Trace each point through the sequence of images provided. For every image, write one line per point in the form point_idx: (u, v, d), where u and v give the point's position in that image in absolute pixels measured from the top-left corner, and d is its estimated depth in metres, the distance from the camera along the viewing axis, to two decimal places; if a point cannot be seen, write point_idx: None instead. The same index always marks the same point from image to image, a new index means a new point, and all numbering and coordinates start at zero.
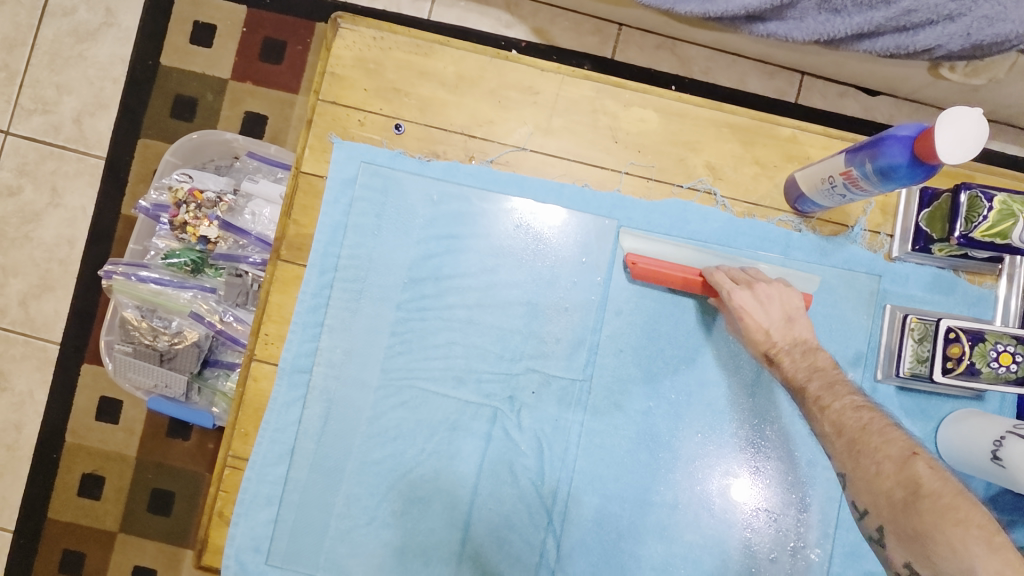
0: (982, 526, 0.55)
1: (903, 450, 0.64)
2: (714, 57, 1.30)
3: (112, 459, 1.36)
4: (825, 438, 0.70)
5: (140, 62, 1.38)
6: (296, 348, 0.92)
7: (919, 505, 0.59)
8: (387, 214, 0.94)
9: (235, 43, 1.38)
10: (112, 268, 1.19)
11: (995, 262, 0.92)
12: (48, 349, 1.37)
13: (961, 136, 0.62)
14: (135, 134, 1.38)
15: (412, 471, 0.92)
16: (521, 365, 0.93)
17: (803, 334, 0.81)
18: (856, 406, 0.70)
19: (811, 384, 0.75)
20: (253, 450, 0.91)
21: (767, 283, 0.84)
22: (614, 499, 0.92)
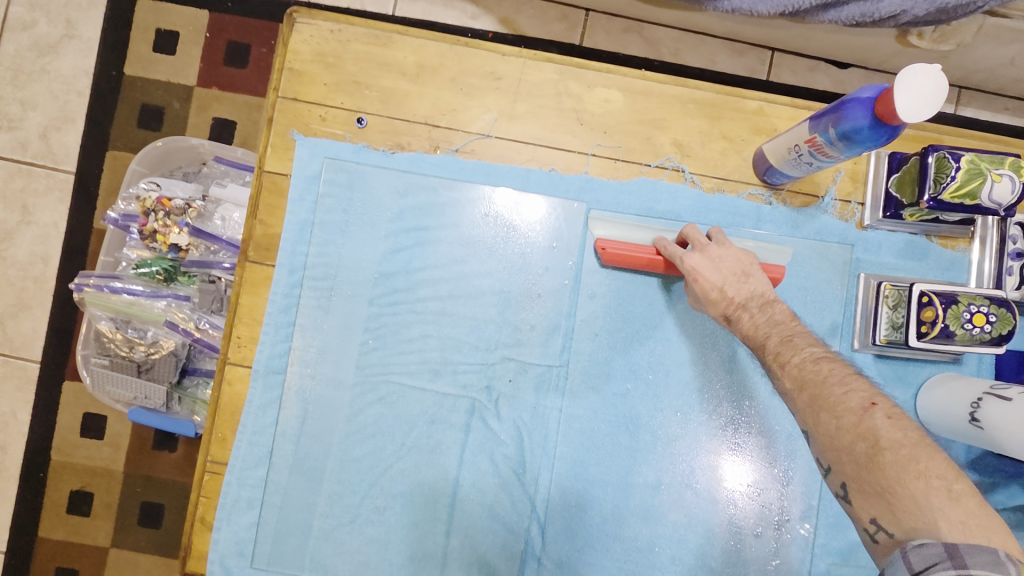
0: (942, 475, 0.56)
1: (862, 401, 0.64)
2: (682, 39, 1.30)
3: (100, 474, 1.34)
4: (788, 394, 0.71)
5: (104, 73, 1.36)
6: (269, 349, 0.91)
7: (880, 458, 0.60)
8: (354, 209, 0.93)
9: (198, 48, 1.36)
10: (84, 280, 1.17)
11: (968, 225, 0.91)
12: (28, 368, 1.36)
13: (919, 95, 0.61)
14: (103, 146, 1.36)
15: (392, 467, 0.91)
16: (497, 354, 0.93)
17: (760, 288, 0.81)
18: (815, 357, 0.71)
19: (770, 340, 0.75)
20: (232, 454, 0.91)
21: (720, 246, 0.84)
22: (596, 483, 0.93)
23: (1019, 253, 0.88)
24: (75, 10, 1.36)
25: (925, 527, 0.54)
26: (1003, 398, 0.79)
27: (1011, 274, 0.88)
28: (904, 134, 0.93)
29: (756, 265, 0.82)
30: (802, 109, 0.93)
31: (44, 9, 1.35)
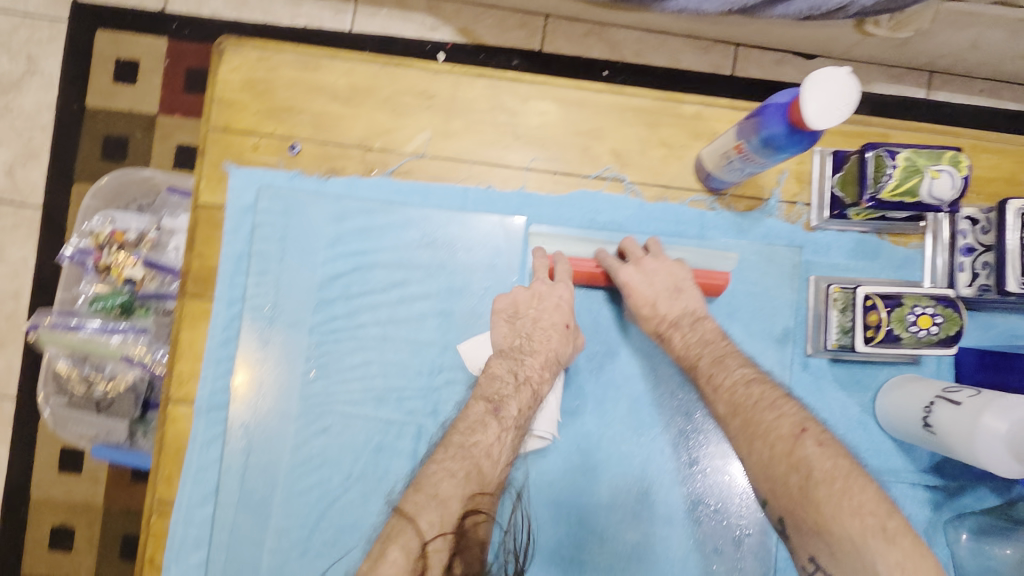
0: (874, 512, 0.62)
1: (793, 428, 0.71)
2: (643, 40, 1.27)
3: (78, 510, 1.33)
4: (722, 418, 0.77)
5: (65, 106, 1.35)
6: (210, 384, 0.91)
7: (814, 492, 0.65)
8: (290, 236, 0.91)
9: (159, 76, 1.34)
10: (46, 319, 1.17)
11: (918, 221, 0.88)
12: (4, 405, 1.35)
13: (829, 103, 0.60)
14: (67, 179, 1.36)
15: (340, 498, 0.91)
16: (442, 377, 0.92)
17: (692, 304, 0.85)
18: (747, 379, 0.78)
19: (702, 360, 0.81)
20: (178, 493, 0.90)
21: (654, 259, 0.87)
22: (549, 505, 0.91)
23: (970, 248, 0.84)
24: (35, 45, 1.35)
25: (863, 567, 0.59)
26: (953, 402, 0.77)
27: (963, 270, 0.85)
28: (847, 130, 0.90)
29: (689, 280, 0.86)
30: (743, 110, 0.91)
31: (5, 46, 1.35)
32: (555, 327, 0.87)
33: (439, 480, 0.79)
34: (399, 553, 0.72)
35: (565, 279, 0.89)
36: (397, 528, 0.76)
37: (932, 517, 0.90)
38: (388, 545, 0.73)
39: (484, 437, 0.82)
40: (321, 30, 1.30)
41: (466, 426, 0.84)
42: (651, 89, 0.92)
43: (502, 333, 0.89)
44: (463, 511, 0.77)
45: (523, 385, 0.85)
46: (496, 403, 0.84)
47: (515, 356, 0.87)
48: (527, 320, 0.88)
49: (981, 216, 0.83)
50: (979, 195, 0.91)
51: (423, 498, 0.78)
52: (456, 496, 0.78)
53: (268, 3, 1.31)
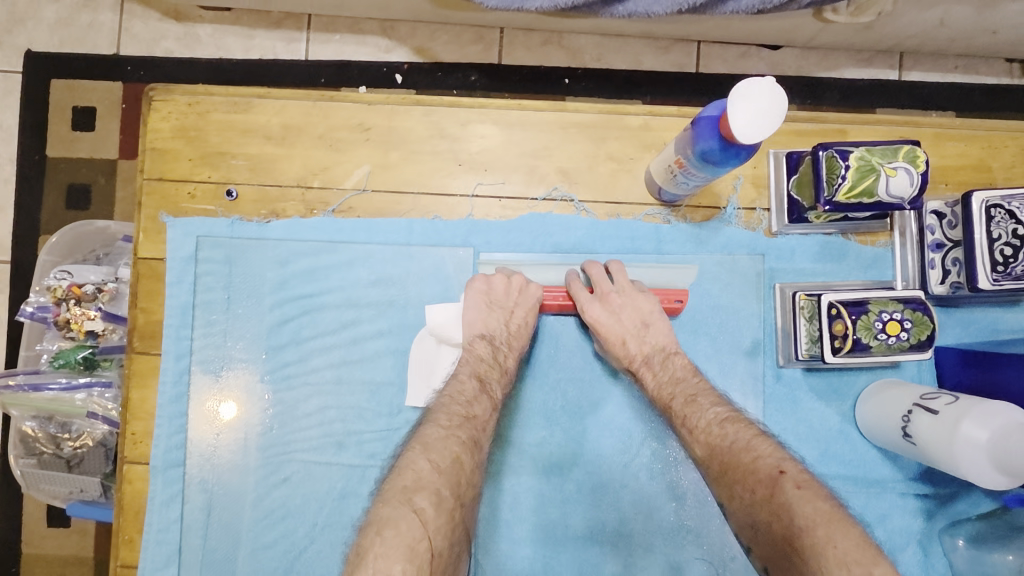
0: (860, 561, 0.58)
1: (771, 470, 0.68)
2: (603, 43, 1.18)
3: (70, 564, 1.29)
4: (702, 462, 0.75)
5: (26, 157, 1.26)
6: (164, 443, 0.87)
7: (797, 538, 0.62)
8: (235, 284, 0.89)
9: (118, 121, 1.25)
10: (8, 381, 1.10)
11: (885, 218, 0.84)
12: None
13: (758, 115, 0.59)
14: (36, 233, 1.27)
15: (306, 551, 0.87)
16: (402, 418, 0.88)
17: (661, 339, 0.83)
18: (722, 418, 0.75)
19: (675, 402, 0.79)
20: (140, 557, 0.87)
21: (619, 294, 0.83)
22: (523, 542, 0.88)
23: (939, 244, 0.80)
24: None
25: None
26: (930, 410, 0.73)
27: (934, 267, 0.81)
28: (805, 129, 0.87)
29: (658, 313, 0.83)
30: (690, 117, 0.87)
31: None
32: (528, 326, 0.85)
33: (449, 444, 0.76)
34: (427, 505, 0.70)
35: (536, 281, 0.87)
36: (419, 476, 0.72)
37: (925, 526, 0.85)
38: (414, 494, 0.70)
39: (481, 413, 0.80)
40: (274, 60, 1.21)
41: (463, 400, 0.80)
42: (595, 102, 0.88)
43: (479, 318, 0.85)
44: (473, 474, 0.76)
45: (507, 374, 0.85)
46: (485, 382, 0.82)
47: (496, 344, 0.85)
48: (507, 310, 0.85)
49: (946, 209, 0.79)
50: (946, 185, 0.87)
51: (442, 456, 0.74)
52: (466, 458, 0.76)
53: (221, 37, 1.22)
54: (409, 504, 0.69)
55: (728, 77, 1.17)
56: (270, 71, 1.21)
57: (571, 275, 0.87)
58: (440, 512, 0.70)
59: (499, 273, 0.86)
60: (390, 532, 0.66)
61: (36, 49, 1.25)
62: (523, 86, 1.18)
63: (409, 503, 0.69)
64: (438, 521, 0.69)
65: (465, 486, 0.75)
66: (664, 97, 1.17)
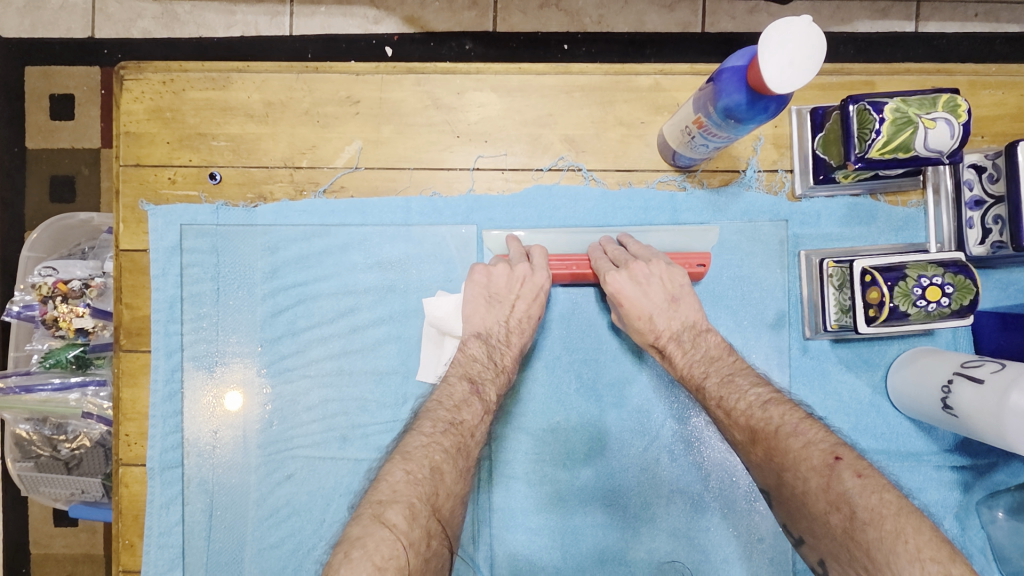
0: (938, 557, 0.54)
1: (825, 457, 0.65)
2: (605, 2, 1.10)
3: (82, 561, 1.27)
4: (743, 446, 0.71)
5: (4, 148, 1.19)
6: (160, 444, 0.83)
7: (861, 532, 0.59)
8: (223, 274, 0.84)
9: (98, 108, 1.19)
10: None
11: (918, 174, 0.78)
12: None
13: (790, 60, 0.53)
14: (20, 230, 1.20)
15: (315, 548, 0.83)
16: (408, 408, 0.83)
17: (691, 316, 0.78)
18: (765, 399, 0.72)
19: (709, 381, 0.74)
20: (142, 561, 0.83)
21: (646, 263, 0.77)
22: (541, 530, 0.84)
23: (978, 201, 0.74)
24: None
25: None
26: (973, 379, 0.68)
27: (972, 227, 0.75)
28: (830, 82, 0.80)
29: (686, 285, 0.78)
30: (704, 74, 0.81)
31: None
32: (531, 319, 0.80)
33: (429, 453, 0.72)
34: (400, 519, 0.66)
35: (545, 266, 0.79)
36: (394, 489, 0.69)
37: (962, 499, 0.80)
38: (385, 508, 0.66)
39: (470, 419, 0.76)
40: (258, 38, 1.14)
41: (450, 404, 0.76)
42: (599, 63, 0.82)
43: (477, 315, 0.81)
44: (454, 485, 0.72)
45: (503, 374, 0.79)
46: (478, 384, 0.77)
47: (491, 343, 0.80)
48: (507, 305, 0.79)
49: (987, 162, 0.72)
50: (983, 137, 0.80)
51: (419, 468, 0.71)
52: (447, 468, 0.72)
53: (199, 14, 1.14)
54: (378, 521, 0.65)
55: (738, 35, 1.10)
56: (253, 48, 1.14)
57: (594, 250, 0.81)
58: (413, 526, 0.66)
59: (500, 262, 0.80)
60: (357, 553, 0.62)
61: (5, 35, 1.18)
62: (520, 54, 1.10)
63: (381, 519, 0.65)
64: (409, 536, 0.65)
65: (445, 498, 0.71)
66: (671, 59, 1.09)
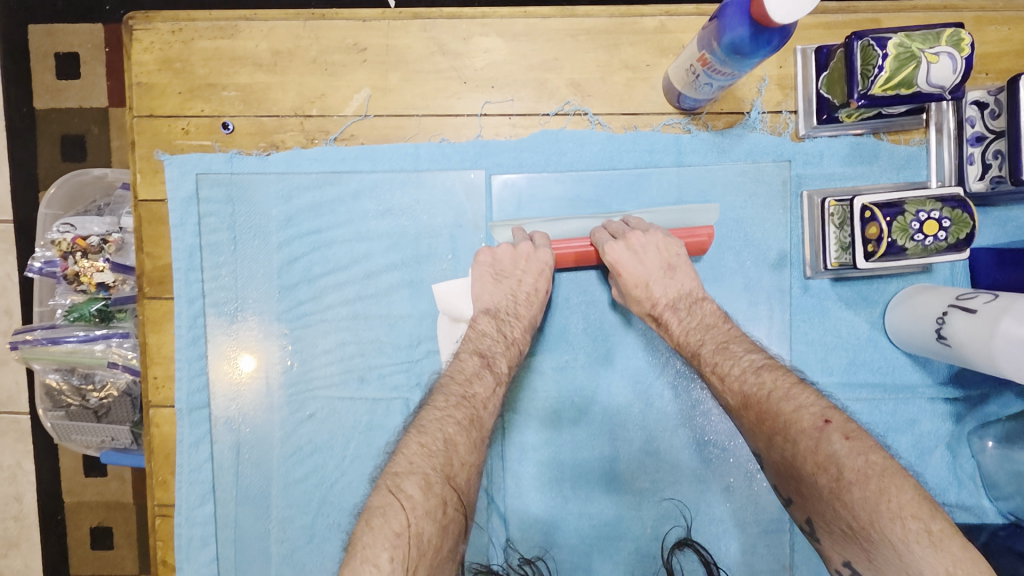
0: (917, 514, 0.58)
1: (815, 420, 0.67)
2: None
3: (114, 508, 1.32)
4: (736, 412, 0.73)
5: (14, 109, 1.20)
6: (186, 386, 0.87)
7: (846, 492, 0.62)
8: (239, 223, 0.86)
9: (103, 67, 1.19)
10: (25, 336, 1.09)
11: (919, 114, 0.79)
12: (23, 420, 1.31)
13: None
14: (35, 190, 1.22)
15: (337, 482, 0.88)
16: (422, 349, 0.87)
17: (688, 285, 0.80)
18: (755, 366, 0.74)
19: (704, 348, 0.77)
20: (176, 496, 0.88)
21: (642, 232, 0.80)
22: (552, 464, 0.88)
23: (979, 137, 0.75)
24: None
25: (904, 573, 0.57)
26: (967, 310, 0.70)
27: (973, 163, 0.76)
28: (835, 21, 0.80)
29: (681, 254, 0.80)
30: (709, 15, 0.81)
31: None
32: (538, 293, 0.81)
33: (442, 425, 0.74)
34: (415, 490, 0.69)
35: (547, 245, 0.82)
36: (410, 462, 0.72)
37: (954, 429, 0.84)
38: (402, 480, 0.70)
39: (481, 392, 0.78)
40: None
41: (462, 378, 0.79)
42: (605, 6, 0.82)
43: (486, 292, 0.83)
44: (469, 455, 0.74)
45: (513, 346, 0.81)
46: (488, 358, 0.80)
47: (500, 318, 0.82)
48: (514, 280, 0.81)
49: (988, 98, 0.73)
50: (987, 74, 0.81)
51: (433, 442, 0.73)
52: (460, 439, 0.74)
53: None
54: (395, 493, 0.69)
55: None
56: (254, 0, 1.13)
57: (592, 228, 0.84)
58: (429, 496, 0.69)
59: (504, 244, 0.83)
60: (378, 521, 0.67)
61: None
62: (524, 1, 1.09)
63: (395, 490, 0.69)
64: (425, 506, 0.69)
65: (459, 467, 0.73)
66: None
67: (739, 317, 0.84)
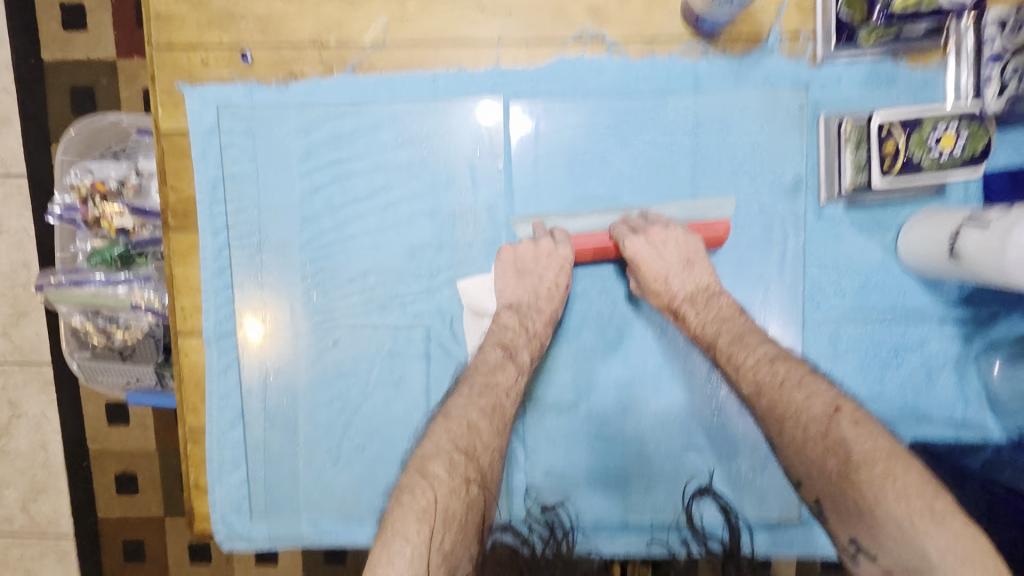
0: (921, 493, 0.62)
1: (825, 407, 0.70)
2: None
3: (137, 455, 1.29)
4: (748, 398, 0.76)
5: (22, 61, 1.19)
6: (214, 315, 0.89)
7: (853, 473, 0.66)
8: (261, 154, 0.87)
9: (109, 15, 1.18)
10: (52, 277, 1.13)
11: (939, 33, 0.78)
12: (44, 370, 1.29)
13: None
14: (47, 142, 1.22)
15: (362, 406, 0.91)
16: (442, 278, 0.89)
17: (704, 278, 0.83)
18: (769, 356, 0.76)
19: (720, 339, 0.79)
20: (206, 422, 0.91)
21: (663, 228, 0.83)
22: (569, 388, 0.90)
23: (999, 56, 0.76)
24: None
25: (911, 551, 0.60)
26: (980, 225, 0.71)
27: (991, 82, 0.77)
28: None
29: (700, 250, 0.84)
30: None
31: None
32: (559, 289, 0.85)
33: (467, 412, 0.79)
34: (441, 471, 0.74)
35: (567, 241, 0.85)
36: (437, 445, 0.76)
37: (961, 350, 0.86)
38: (429, 461, 0.75)
39: (504, 380, 0.82)
40: None
41: (486, 369, 0.82)
42: None
43: (509, 287, 0.86)
44: (491, 440, 0.79)
45: (535, 339, 0.85)
46: (511, 350, 0.84)
47: (524, 311, 0.85)
48: (536, 275, 0.85)
49: (1011, 15, 0.74)
50: None
51: (457, 427, 0.78)
52: (483, 425, 0.79)
53: None
54: (422, 473, 0.74)
55: None
56: None
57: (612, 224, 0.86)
58: (453, 475, 0.74)
59: (526, 240, 0.86)
60: (406, 498, 0.71)
61: None
62: None
63: (423, 471, 0.74)
64: (450, 485, 0.73)
65: (482, 451, 0.78)
66: None
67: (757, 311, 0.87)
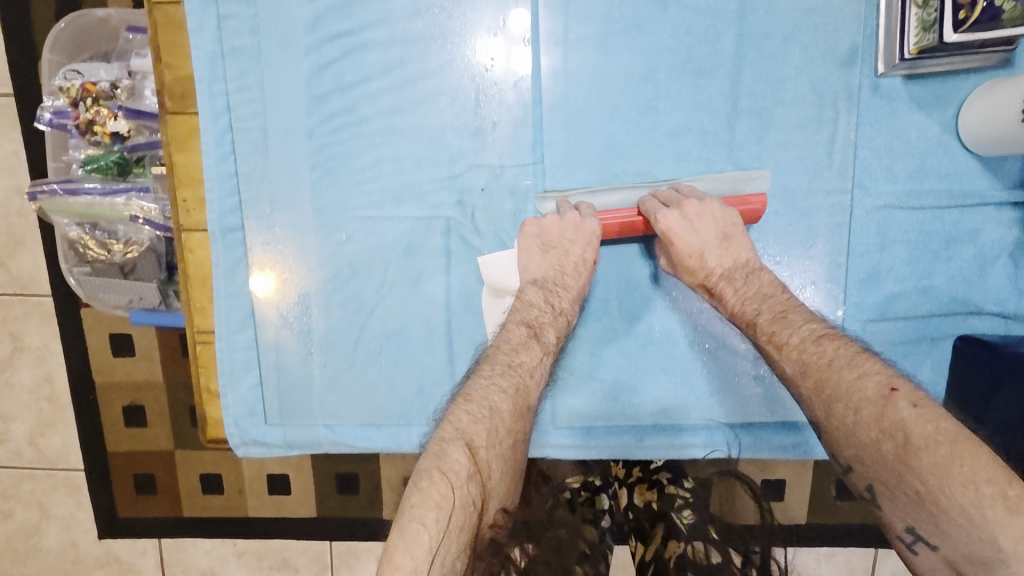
0: (992, 480, 0.53)
1: (880, 388, 0.62)
2: None
3: (145, 387, 1.14)
4: (792, 379, 0.69)
5: None
6: (218, 207, 0.83)
7: (912, 456, 0.57)
8: (264, 26, 0.80)
9: None
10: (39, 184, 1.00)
11: None
12: (45, 303, 1.14)
13: None
14: None
15: (377, 306, 0.86)
16: (462, 165, 0.82)
17: (743, 253, 0.78)
18: (817, 335, 0.69)
19: (761, 318, 0.73)
20: (215, 323, 0.86)
21: (698, 201, 0.78)
22: (598, 285, 0.85)
23: None
24: None
25: (980, 541, 0.52)
26: None
27: None
28: None
29: (737, 224, 0.78)
30: None
31: None
32: (586, 264, 0.80)
33: (488, 394, 0.71)
34: (460, 455, 0.65)
35: (594, 215, 0.80)
36: (459, 429, 0.68)
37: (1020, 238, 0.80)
38: (447, 446, 0.66)
39: (528, 360, 0.75)
40: None
41: (509, 348, 0.76)
42: None
43: (533, 263, 0.82)
44: (515, 423, 0.71)
45: (561, 316, 0.80)
46: (537, 329, 0.78)
47: (548, 288, 0.80)
48: (562, 250, 0.80)
49: None
50: None
51: (478, 409, 0.70)
52: (505, 407, 0.71)
53: None
54: (442, 458, 0.65)
55: None
56: None
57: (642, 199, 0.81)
58: (473, 463, 0.65)
59: (551, 214, 0.81)
60: (424, 483, 0.62)
61: None
62: None
63: (443, 456, 0.65)
64: (468, 472, 0.64)
65: (505, 436, 0.69)
66: None
67: (795, 284, 0.82)
